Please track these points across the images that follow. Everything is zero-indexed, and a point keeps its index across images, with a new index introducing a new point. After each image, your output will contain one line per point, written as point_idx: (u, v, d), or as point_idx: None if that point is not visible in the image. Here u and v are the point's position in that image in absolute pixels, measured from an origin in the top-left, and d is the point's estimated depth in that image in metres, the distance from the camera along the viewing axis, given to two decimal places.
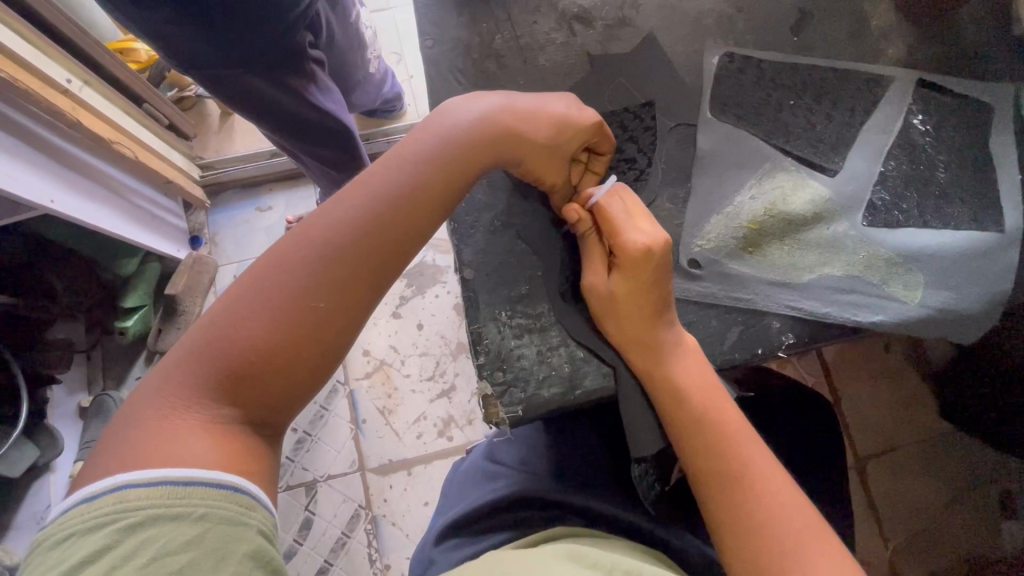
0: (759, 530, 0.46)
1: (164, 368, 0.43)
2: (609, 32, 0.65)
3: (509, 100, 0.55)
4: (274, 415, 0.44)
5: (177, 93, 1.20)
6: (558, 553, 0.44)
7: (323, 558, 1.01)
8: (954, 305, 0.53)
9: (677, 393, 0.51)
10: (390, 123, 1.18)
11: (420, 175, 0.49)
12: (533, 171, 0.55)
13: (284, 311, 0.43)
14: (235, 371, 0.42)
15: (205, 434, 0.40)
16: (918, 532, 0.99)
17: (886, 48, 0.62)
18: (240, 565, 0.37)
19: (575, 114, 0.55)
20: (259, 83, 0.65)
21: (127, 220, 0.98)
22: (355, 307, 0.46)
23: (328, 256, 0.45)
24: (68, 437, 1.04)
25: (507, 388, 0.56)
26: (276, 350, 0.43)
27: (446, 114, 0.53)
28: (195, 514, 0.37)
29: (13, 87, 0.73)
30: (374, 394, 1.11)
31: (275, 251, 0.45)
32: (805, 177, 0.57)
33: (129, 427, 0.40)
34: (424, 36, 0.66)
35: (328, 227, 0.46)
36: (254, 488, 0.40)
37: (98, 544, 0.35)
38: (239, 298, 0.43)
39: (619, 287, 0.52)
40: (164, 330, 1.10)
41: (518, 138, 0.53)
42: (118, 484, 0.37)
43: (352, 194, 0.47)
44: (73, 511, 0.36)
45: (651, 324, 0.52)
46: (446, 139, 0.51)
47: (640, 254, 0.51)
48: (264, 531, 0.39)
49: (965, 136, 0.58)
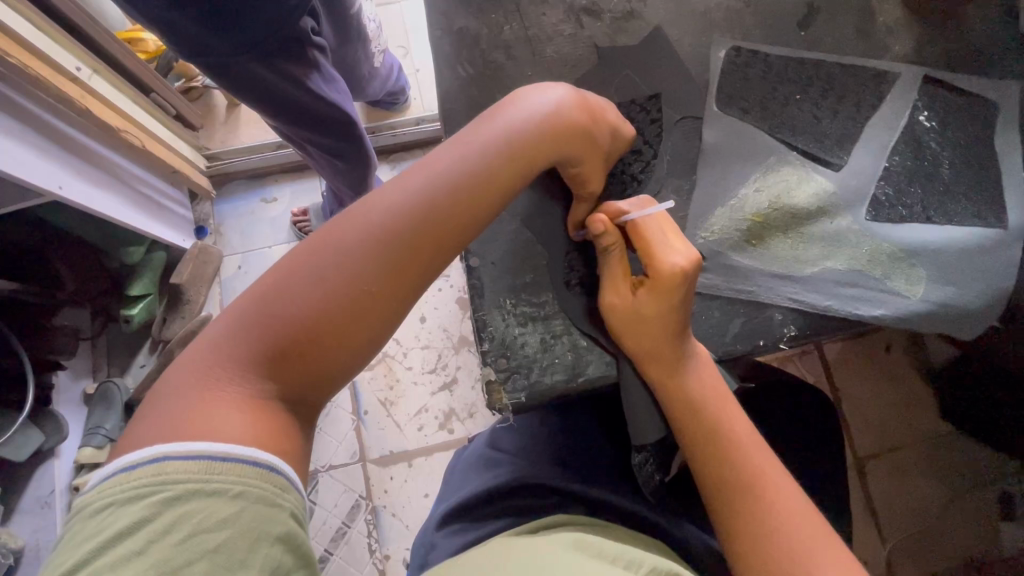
0: (773, 529, 0.47)
1: (210, 339, 0.43)
2: (617, 24, 0.65)
3: (579, 93, 0.54)
4: (312, 395, 0.45)
5: (184, 83, 1.20)
6: (565, 543, 0.44)
7: (323, 547, 1.02)
8: (954, 300, 0.54)
9: (691, 402, 0.51)
10: (396, 116, 1.19)
11: (481, 162, 0.49)
12: (585, 172, 0.54)
13: (333, 293, 0.44)
14: (280, 348, 0.43)
15: (243, 410, 0.41)
16: (913, 532, 0.99)
17: (893, 44, 0.62)
18: (273, 548, 0.37)
19: (623, 126, 0.57)
20: (263, 72, 0.66)
21: (134, 209, 0.98)
22: (400, 294, 0.46)
23: (382, 242, 0.45)
24: (72, 423, 1.05)
25: (511, 374, 0.57)
26: (322, 330, 0.43)
27: (514, 102, 0.52)
28: (232, 491, 0.37)
29: (23, 72, 0.73)
30: (376, 385, 1.12)
31: (329, 231, 0.46)
32: (809, 171, 0.58)
33: (171, 399, 0.41)
34: (433, 26, 0.66)
35: (385, 210, 0.46)
36: (287, 469, 0.41)
37: (136, 515, 0.36)
38: (293, 273, 0.44)
39: (648, 305, 0.51)
40: (168, 319, 1.12)
41: (591, 140, 0.53)
42: (158, 455, 0.38)
43: (414, 177, 0.48)
44: (114, 479, 0.37)
45: (674, 340, 0.52)
46: (512, 125, 0.51)
47: (677, 277, 0.50)
48: (296, 514, 0.40)
49: (970, 134, 0.58)
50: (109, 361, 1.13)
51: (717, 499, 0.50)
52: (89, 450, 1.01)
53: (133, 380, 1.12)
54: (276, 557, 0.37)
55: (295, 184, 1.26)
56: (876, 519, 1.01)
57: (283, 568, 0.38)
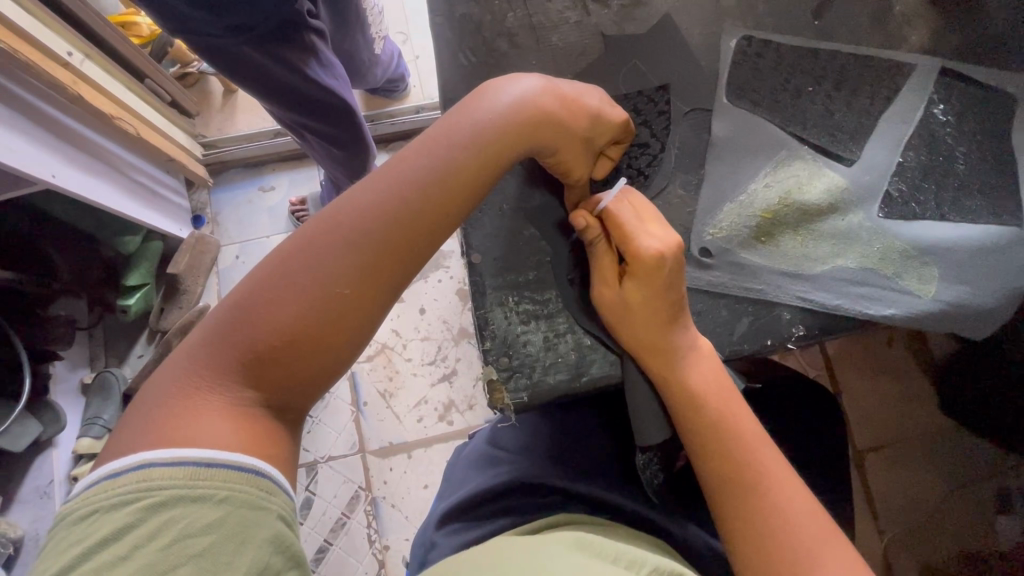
0: (776, 533, 0.46)
1: (185, 351, 0.42)
2: (625, 11, 0.63)
3: (551, 83, 0.53)
4: (297, 400, 0.43)
5: (180, 69, 1.17)
6: (565, 541, 0.44)
7: (323, 537, 1.02)
8: (968, 300, 0.53)
9: (692, 401, 0.50)
10: (394, 105, 1.17)
11: (454, 158, 0.47)
12: (563, 162, 0.53)
13: (307, 297, 0.42)
14: (256, 355, 0.41)
15: (226, 417, 0.40)
16: (915, 524, 0.99)
17: (910, 34, 0.60)
18: (260, 550, 0.37)
19: (608, 110, 0.54)
20: (256, 55, 0.64)
21: (129, 197, 0.96)
22: (378, 294, 0.44)
23: (355, 241, 0.44)
24: (70, 412, 1.04)
25: (514, 373, 0.56)
26: (299, 335, 0.42)
27: (483, 96, 0.51)
28: (217, 496, 0.37)
29: (13, 58, 0.71)
30: (375, 376, 1.11)
31: (300, 236, 0.44)
32: (821, 166, 0.56)
33: (152, 406, 0.40)
34: (434, 13, 0.64)
35: (355, 212, 0.44)
36: (274, 472, 0.40)
37: (121, 522, 0.35)
38: (264, 281, 0.42)
39: (632, 296, 0.51)
40: (166, 309, 1.10)
41: (558, 125, 0.51)
42: (142, 462, 0.37)
43: (383, 178, 0.46)
44: (99, 486, 0.36)
45: (665, 330, 0.51)
46: (485, 121, 0.49)
47: (654, 260, 0.49)
48: (285, 516, 0.39)
49: (987, 127, 0.57)
50: (106, 352, 1.13)
51: (716, 502, 0.49)
52: (88, 441, 1.00)
53: (131, 370, 1.11)
54: (263, 559, 0.37)
55: (293, 173, 1.24)
56: (875, 511, 1.01)
57: (270, 568, 0.37)
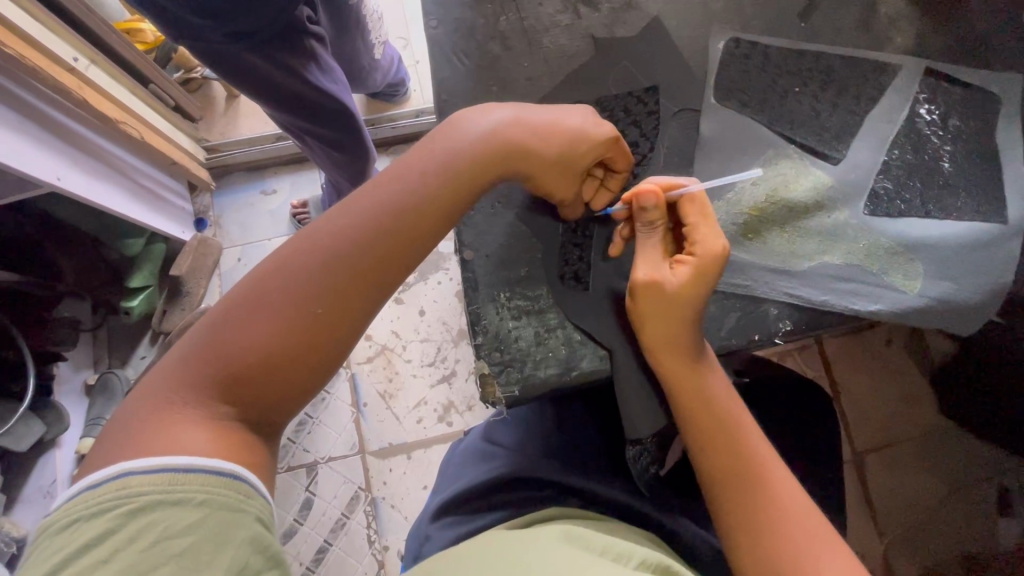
0: (771, 529, 0.46)
1: (164, 369, 0.43)
2: (615, 15, 0.65)
3: (523, 112, 0.54)
4: (274, 415, 0.45)
5: (184, 74, 1.19)
6: (555, 534, 0.44)
7: (322, 537, 1.03)
8: (953, 296, 0.53)
9: (699, 407, 0.50)
10: (394, 108, 1.19)
11: (428, 182, 0.49)
12: (544, 186, 0.55)
13: (281, 317, 0.43)
14: (232, 372, 0.42)
15: (203, 427, 0.41)
16: (913, 524, 0.99)
17: (895, 35, 0.61)
18: (240, 549, 0.37)
19: (591, 129, 0.54)
20: (257, 61, 0.66)
21: (132, 200, 0.98)
22: (352, 313, 0.46)
23: (331, 261, 0.45)
24: (74, 413, 1.05)
25: (505, 367, 0.57)
26: (273, 353, 0.43)
27: (457, 124, 0.52)
28: (195, 499, 0.38)
29: (19, 63, 0.73)
30: (375, 377, 1.12)
31: (275, 258, 0.45)
32: (807, 164, 0.57)
33: (131, 421, 0.41)
34: (429, 17, 0.66)
35: (328, 234, 0.46)
36: (252, 476, 0.41)
37: (100, 529, 0.36)
38: (240, 302, 0.44)
39: (689, 284, 0.50)
40: (169, 310, 1.12)
41: (531, 155, 0.53)
42: (120, 471, 0.38)
43: (358, 201, 0.47)
44: (78, 497, 0.37)
45: (693, 331, 0.51)
46: (460, 147, 0.51)
47: (721, 254, 0.50)
48: (263, 517, 0.40)
49: (972, 126, 0.58)
50: (110, 353, 1.14)
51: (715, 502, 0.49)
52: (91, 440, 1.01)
53: (134, 372, 1.12)
54: (243, 558, 0.37)
55: (294, 176, 1.25)
56: (874, 513, 1.01)
57: (251, 567, 0.38)
